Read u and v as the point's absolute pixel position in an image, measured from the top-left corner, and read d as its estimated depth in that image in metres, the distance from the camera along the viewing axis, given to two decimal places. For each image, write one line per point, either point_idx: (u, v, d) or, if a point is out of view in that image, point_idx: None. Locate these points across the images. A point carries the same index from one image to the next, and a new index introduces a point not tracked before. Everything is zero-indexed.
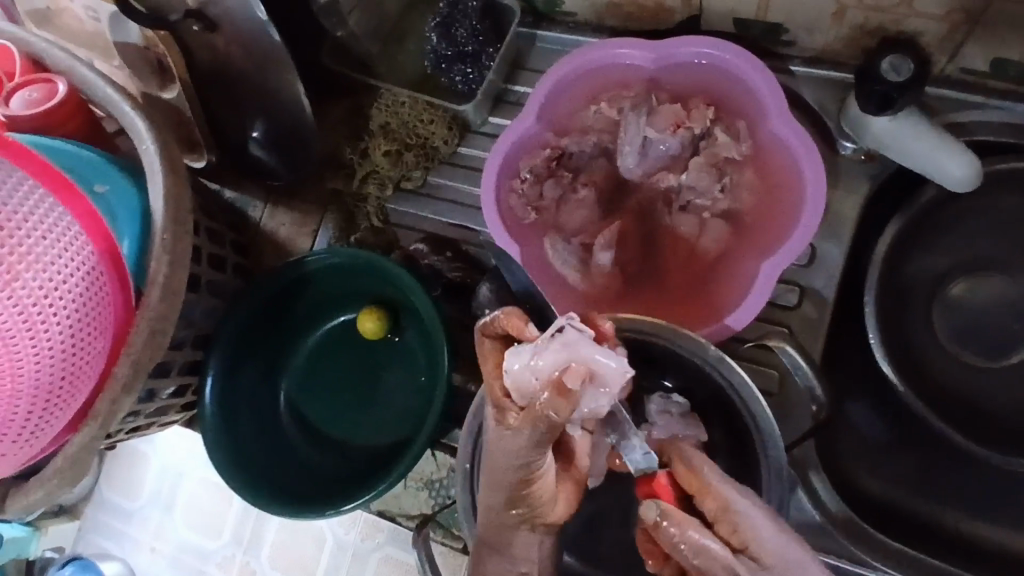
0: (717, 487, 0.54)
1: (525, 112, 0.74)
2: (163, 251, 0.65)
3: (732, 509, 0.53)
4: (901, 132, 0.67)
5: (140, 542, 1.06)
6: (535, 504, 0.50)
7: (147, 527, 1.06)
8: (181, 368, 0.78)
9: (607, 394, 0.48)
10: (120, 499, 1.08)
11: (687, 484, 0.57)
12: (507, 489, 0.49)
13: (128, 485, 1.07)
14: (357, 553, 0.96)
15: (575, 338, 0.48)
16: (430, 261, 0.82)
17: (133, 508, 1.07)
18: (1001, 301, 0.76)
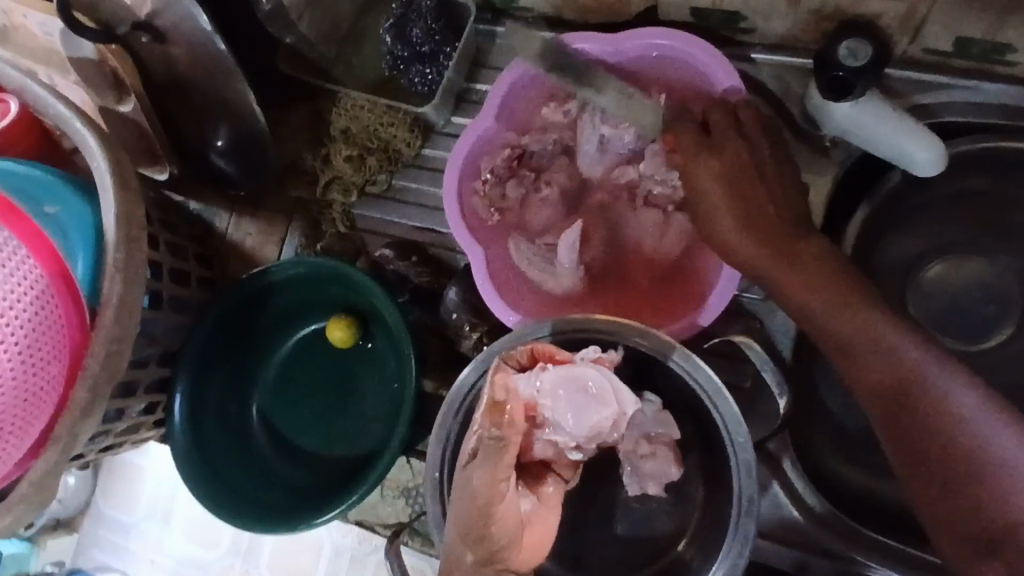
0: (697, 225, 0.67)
1: (484, 111, 0.73)
2: (116, 270, 0.64)
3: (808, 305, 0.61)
4: (862, 118, 0.66)
5: (138, 553, 1.05)
6: (493, 544, 0.54)
7: (144, 539, 1.05)
8: (147, 385, 0.77)
9: (595, 424, 0.60)
10: (116, 511, 1.07)
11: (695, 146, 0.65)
12: (479, 520, 0.53)
13: (124, 497, 1.06)
14: (355, 556, 0.95)
15: (587, 373, 0.61)
16: (395, 266, 0.80)
17: (129, 520, 1.06)
18: (977, 284, 0.74)
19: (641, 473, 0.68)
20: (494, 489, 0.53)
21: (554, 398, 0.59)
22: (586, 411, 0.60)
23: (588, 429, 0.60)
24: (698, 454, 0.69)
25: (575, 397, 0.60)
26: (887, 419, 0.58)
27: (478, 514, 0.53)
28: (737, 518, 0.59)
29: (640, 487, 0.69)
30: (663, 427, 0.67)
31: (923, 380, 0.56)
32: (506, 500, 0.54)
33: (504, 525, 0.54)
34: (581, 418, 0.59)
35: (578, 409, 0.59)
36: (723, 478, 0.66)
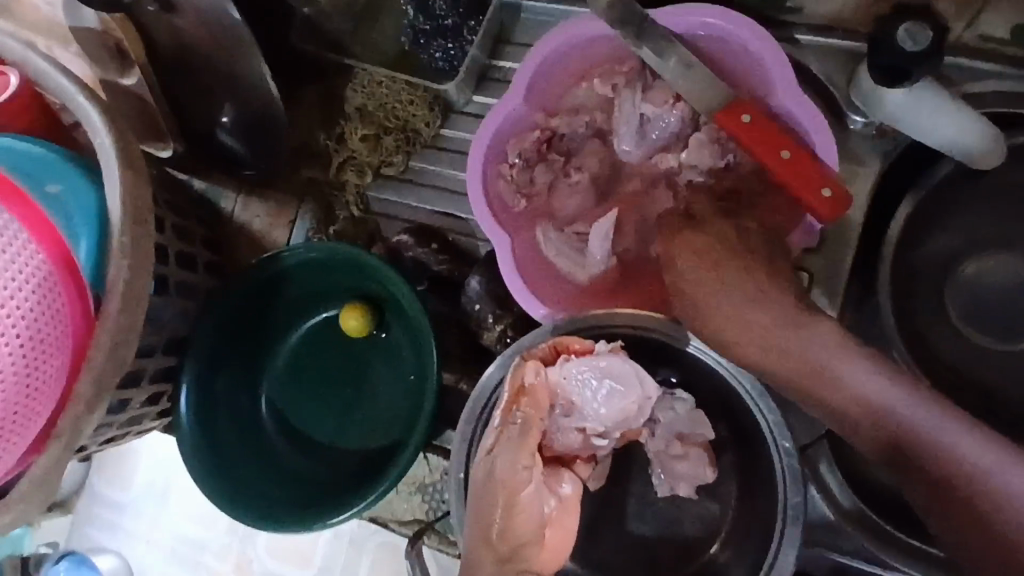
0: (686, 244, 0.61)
1: (512, 90, 0.69)
2: (122, 256, 0.60)
3: (793, 357, 0.54)
4: (919, 107, 0.62)
5: (134, 534, 0.97)
6: (516, 544, 0.49)
7: (142, 518, 0.97)
8: (152, 375, 0.73)
9: (618, 409, 0.59)
10: (112, 490, 0.98)
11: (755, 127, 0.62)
12: (505, 513, 0.49)
13: (121, 474, 0.98)
14: (354, 540, 0.87)
15: (610, 360, 0.59)
16: (414, 253, 0.76)
17: (125, 499, 0.97)
18: (1020, 281, 0.71)
19: (674, 475, 0.65)
20: (516, 479, 0.50)
21: (576, 387, 0.58)
22: (609, 398, 0.58)
23: (613, 415, 0.59)
24: (733, 456, 0.67)
25: (599, 385, 0.58)
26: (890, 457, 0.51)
27: (500, 510, 0.50)
28: (781, 523, 0.57)
29: (671, 489, 0.66)
30: (696, 427, 0.65)
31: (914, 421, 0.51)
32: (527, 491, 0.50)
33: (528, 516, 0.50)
34: (604, 404, 0.58)
35: (602, 396, 0.58)
36: (759, 481, 0.63)
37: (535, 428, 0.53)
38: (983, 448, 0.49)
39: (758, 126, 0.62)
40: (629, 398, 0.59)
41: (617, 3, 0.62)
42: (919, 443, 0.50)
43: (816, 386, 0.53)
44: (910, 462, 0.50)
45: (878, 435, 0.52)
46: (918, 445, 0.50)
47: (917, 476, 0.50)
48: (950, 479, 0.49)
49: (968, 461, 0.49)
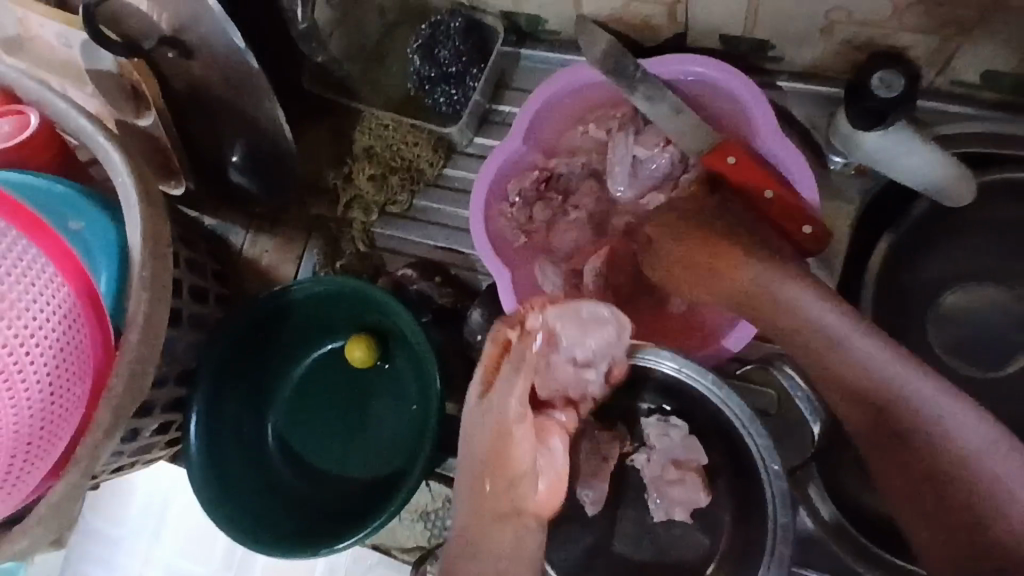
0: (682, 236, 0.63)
1: (513, 132, 0.73)
2: (142, 289, 0.63)
3: (793, 321, 0.57)
4: (891, 147, 0.66)
5: (127, 569, 0.95)
6: (512, 482, 0.58)
7: (134, 553, 0.96)
8: (163, 405, 0.75)
9: (603, 339, 0.62)
10: (105, 524, 0.97)
11: (738, 168, 0.65)
12: (496, 463, 0.59)
13: (114, 508, 0.97)
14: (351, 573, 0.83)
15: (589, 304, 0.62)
16: (418, 286, 0.79)
17: (118, 534, 0.96)
18: (1000, 311, 0.74)
19: (669, 499, 0.68)
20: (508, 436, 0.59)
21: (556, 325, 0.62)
22: (588, 333, 0.62)
23: (599, 346, 0.62)
24: (726, 482, 0.69)
25: (576, 321, 0.62)
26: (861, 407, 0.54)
27: (494, 449, 0.59)
28: (772, 536, 0.60)
29: (667, 514, 0.68)
30: (691, 453, 0.68)
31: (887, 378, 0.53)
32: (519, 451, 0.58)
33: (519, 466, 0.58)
34: (586, 336, 0.61)
35: (583, 330, 0.61)
36: (752, 505, 0.65)
37: (523, 367, 0.60)
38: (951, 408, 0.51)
39: (742, 168, 0.65)
40: (610, 326, 0.62)
41: (611, 51, 0.67)
42: (895, 407, 0.53)
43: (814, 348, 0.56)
44: (886, 422, 0.53)
45: (859, 394, 0.54)
46: (879, 397, 0.53)
47: (890, 436, 0.53)
48: (918, 439, 0.52)
49: (939, 427, 0.51)
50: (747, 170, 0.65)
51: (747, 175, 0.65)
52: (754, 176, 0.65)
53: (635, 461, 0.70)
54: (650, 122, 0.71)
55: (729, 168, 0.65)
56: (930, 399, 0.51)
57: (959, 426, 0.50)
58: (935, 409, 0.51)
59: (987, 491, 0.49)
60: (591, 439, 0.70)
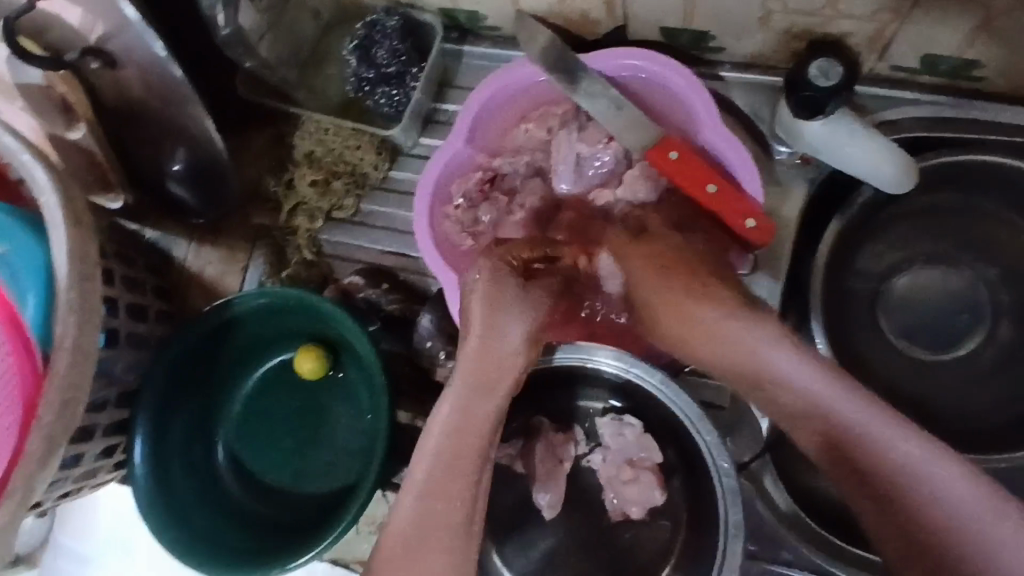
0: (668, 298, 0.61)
1: (454, 133, 0.72)
2: (70, 312, 0.61)
3: (771, 380, 0.57)
4: (832, 137, 0.65)
5: None
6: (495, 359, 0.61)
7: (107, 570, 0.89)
8: (105, 428, 0.73)
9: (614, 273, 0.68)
10: (74, 541, 0.90)
11: (675, 165, 0.65)
12: (461, 436, 0.58)
13: (82, 525, 0.90)
14: None
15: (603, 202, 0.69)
16: (367, 294, 0.78)
17: (88, 552, 0.90)
18: (944, 295, 0.74)
19: (624, 498, 0.68)
20: (468, 416, 0.59)
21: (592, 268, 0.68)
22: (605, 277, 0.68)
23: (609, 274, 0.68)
24: (681, 480, 0.68)
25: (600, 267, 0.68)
26: (830, 451, 0.55)
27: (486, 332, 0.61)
28: (723, 534, 0.59)
29: (623, 513, 0.68)
30: (644, 452, 0.68)
31: (849, 424, 0.54)
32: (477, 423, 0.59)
33: (480, 437, 0.58)
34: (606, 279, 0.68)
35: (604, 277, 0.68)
36: (707, 501, 0.65)
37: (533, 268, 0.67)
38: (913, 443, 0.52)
39: (682, 165, 0.65)
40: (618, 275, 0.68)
41: (551, 48, 0.66)
42: (867, 455, 0.53)
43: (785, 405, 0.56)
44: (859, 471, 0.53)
45: (829, 437, 0.55)
46: (846, 441, 0.54)
47: (867, 488, 0.53)
48: (894, 483, 0.52)
49: (910, 467, 0.52)
50: (685, 168, 0.65)
51: (689, 172, 0.65)
52: (696, 174, 0.65)
53: (590, 462, 0.70)
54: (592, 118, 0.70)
55: (666, 165, 0.65)
56: (908, 449, 0.52)
57: (932, 468, 0.52)
58: (907, 455, 0.52)
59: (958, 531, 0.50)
60: (546, 439, 0.70)
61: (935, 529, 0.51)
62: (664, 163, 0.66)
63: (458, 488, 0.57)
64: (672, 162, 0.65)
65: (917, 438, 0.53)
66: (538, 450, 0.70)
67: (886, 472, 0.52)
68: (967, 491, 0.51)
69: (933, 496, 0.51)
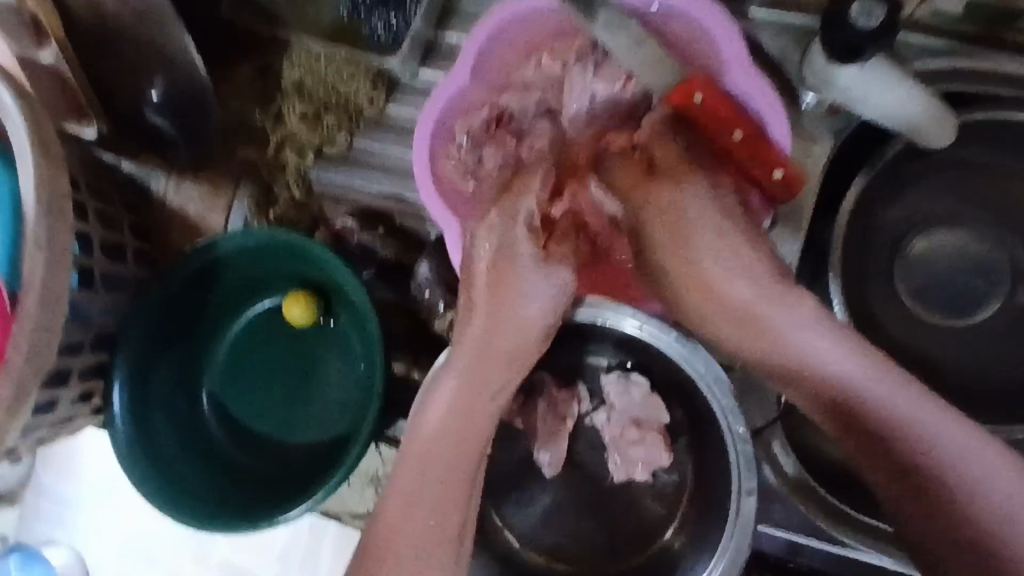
0: (682, 257, 0.60)
1: (459, 65, 0.66)
2: (37, 249, 0.56)
3: (780, 350, 0.56)
4: (868, 83, 0.60)
5: (85, 526, 0.86)
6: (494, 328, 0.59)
7: (91, 509, 0.86)
8: (81, 373, 0.68)
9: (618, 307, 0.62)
10: (55, 481, 0.87)
11: (696, 108, 0.60)
12: (474, 384, 0.59)
13: (63, 465, 0.87)
14: (313, 527, 0.81)
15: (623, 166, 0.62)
16: (359, 238, 0.74)
17: (71, 492, 0.87)
18: (962, 256, 0.71)
19: (629, 459, 0.65)
20: (469, 399, 0.60)
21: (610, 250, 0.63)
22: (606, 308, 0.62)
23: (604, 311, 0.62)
24: (687, 440, 0.66)
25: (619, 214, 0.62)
26: (837, 416, 0.55)
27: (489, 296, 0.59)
28: (735, 499, 0.56)
29: (627, 474, 0.66)
30: (651, 412, 0.66)
31: (858, 387, 0.54)
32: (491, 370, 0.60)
33: (494, 383, 0.60)
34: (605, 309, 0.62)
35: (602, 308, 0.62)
36: (715, 464, 0.62)
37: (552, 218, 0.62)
38: (920, 404, 0.53)
39: (704, 108, 0.60)
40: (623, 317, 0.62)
41: None
42: (878, 419, 0.53)
43: (797, 372, 0.56)
44: (869, 434, 0.54)
45: (836, 403, 0.55)
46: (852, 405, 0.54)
47: (876, 449, 0.54)
48: (895, 443, 0.53)
49: (916, 427, 0.53)
50: (707, 112, 0.60)
51: (713, 116, 0.60)
52: (717, 120, 0.61)
53: (594, 420, 0.68)
54: (610, 54, 0.64)
55: (687, 108, 0.60)
56: (916, 410, 0.53)
57: (932, 421, 0.53)
58: (915, 417, 0.53)
59: (963, 485, 0.52)
60: (548, 398, 0.67)
61: (941, 484, 0.52)
62: (686, 107, 0.60)
63: (475, 431, 0.60)
64: (694, 106, 0.60)
65: (923, 397, 0.53)
66: (539, 408, 0.67)
67: (894, 437, 0.53)
68: (973, 447, 0.52)
69: (938, 452, 0.52)
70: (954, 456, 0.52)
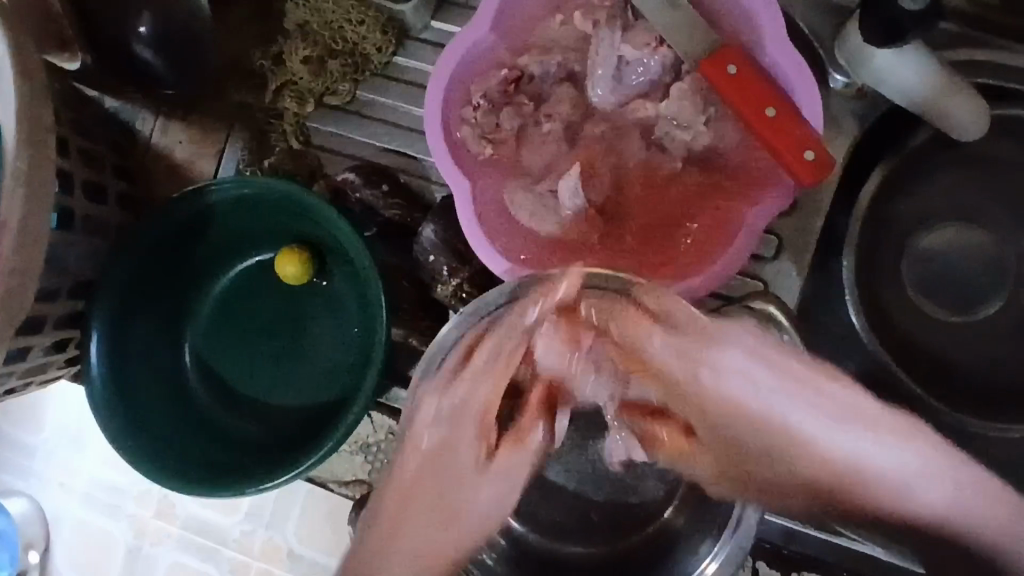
0: (727, 407, 0.48)
1: (480, 18, 0.62)
2: (15, 184, 0.51)
3: (825, 462, 0.46)
4: (901, 68, 0.58)
5: (45, 478, 0.83)
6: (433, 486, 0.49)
7: (54, 461, 0.82)
8: (56, 321, 0.64)
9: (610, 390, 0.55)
10: (17, 430, 0.83)
11: (729, 78, 0.58)
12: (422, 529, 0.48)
13: (26, 414, 0.83)
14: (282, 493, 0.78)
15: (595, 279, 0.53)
16: (362, 194, 0.70)
17: (32, 442, 0.83)
18: (972, 252, 0.69)
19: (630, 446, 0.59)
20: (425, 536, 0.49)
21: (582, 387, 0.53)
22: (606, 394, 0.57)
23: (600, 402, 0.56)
24: None
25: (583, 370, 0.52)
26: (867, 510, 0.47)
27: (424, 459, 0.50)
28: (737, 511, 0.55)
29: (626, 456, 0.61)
30: None
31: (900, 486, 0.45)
32: (432, 527, 0.48)
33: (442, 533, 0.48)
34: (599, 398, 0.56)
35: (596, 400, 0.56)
36: None
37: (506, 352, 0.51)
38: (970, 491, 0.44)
39: (738, 78, 0.58)
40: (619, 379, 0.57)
41: None
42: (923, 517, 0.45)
43: (841, 491, 0.46)
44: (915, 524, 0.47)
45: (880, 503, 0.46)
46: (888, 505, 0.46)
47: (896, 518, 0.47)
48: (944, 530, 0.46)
49: (962, 521, 0.45)
50: (742, 82, 0.58)
51: (749, 90, 0.58)
52: (754, 92, 0.58)
53: None
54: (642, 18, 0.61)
55: (717, 77, 0.58)
56: (963, 500, 0.44)
57: (979, 508, 0.44)
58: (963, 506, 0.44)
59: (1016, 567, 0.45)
60: None
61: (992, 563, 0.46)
62: (717, 76, 0.58)
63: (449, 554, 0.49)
64: (726, 76, 0.58)
65: (969, 470, 0.45)
66: None
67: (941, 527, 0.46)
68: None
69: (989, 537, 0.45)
70: (969, 522, 0.45)
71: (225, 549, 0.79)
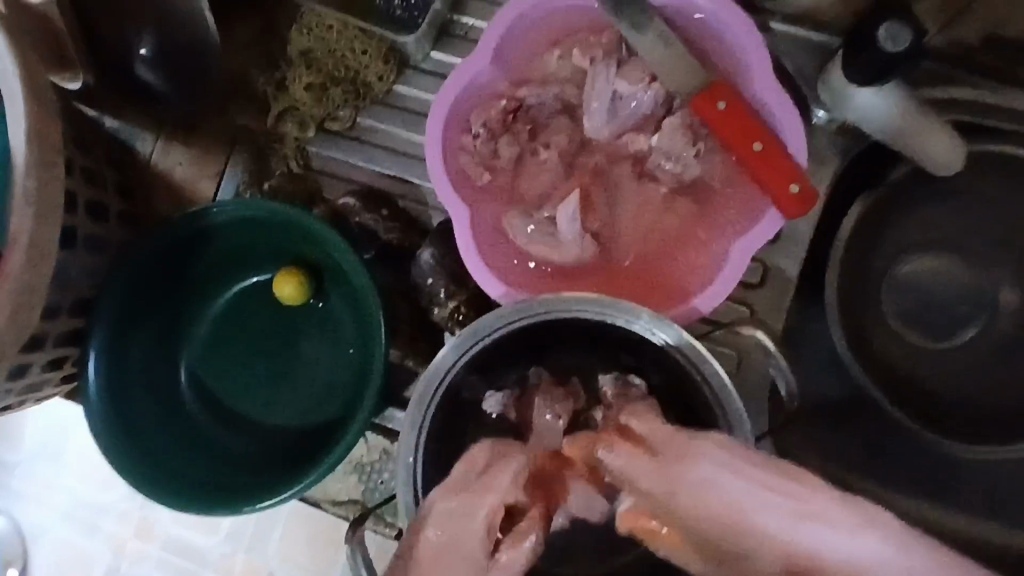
0: (714, 517, 0.44)
1: (480, 51, 0.64)
2: (26, 203, 0.52)
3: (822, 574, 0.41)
4: (880, 107, 0.62)
5: (25, 496, 0.82)
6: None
7: (36, 479, 0.82)
8: (56, 338, 0.65)
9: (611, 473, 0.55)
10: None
11: (720, 113, 0.60)
12: None
13: (7, 430, 0.82)
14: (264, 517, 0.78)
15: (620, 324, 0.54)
16: (362, 219, 0.72)
17: (13, 459, 0.82)
18: (949, 282, 0.71)
19: None
20: None
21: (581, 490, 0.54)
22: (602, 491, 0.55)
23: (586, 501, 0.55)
24: None
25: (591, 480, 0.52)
26: None
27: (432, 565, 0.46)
28: None
29: None
30: None
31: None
32: None
33: None
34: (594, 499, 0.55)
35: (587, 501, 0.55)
36: None
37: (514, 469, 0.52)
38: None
39: (728, 113, 0.60)
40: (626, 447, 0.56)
41: None
42: None
43: None
44: None
45: None
46: None
47: None
48: None
49: None
50: (733, 118, 0.60)
51: (740, 124, 0.60)
52: (745, 127, 0.60)
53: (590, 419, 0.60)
54: (635, 54, 0.64)
55: (710, 112, 0.60)
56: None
57: None
58: None
59: None
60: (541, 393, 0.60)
61: None
62: (709, 112, 0.60)
63: None
64: (717, 113, 0.60)
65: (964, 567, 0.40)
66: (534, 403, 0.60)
67: None
68: None
69: None
70: None
71: (204, 570, 0.79)
